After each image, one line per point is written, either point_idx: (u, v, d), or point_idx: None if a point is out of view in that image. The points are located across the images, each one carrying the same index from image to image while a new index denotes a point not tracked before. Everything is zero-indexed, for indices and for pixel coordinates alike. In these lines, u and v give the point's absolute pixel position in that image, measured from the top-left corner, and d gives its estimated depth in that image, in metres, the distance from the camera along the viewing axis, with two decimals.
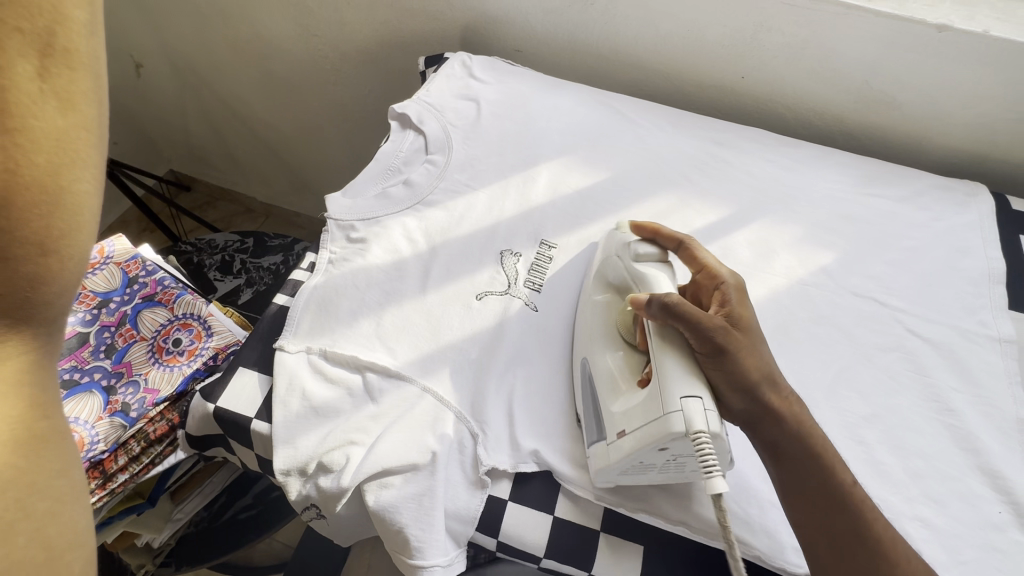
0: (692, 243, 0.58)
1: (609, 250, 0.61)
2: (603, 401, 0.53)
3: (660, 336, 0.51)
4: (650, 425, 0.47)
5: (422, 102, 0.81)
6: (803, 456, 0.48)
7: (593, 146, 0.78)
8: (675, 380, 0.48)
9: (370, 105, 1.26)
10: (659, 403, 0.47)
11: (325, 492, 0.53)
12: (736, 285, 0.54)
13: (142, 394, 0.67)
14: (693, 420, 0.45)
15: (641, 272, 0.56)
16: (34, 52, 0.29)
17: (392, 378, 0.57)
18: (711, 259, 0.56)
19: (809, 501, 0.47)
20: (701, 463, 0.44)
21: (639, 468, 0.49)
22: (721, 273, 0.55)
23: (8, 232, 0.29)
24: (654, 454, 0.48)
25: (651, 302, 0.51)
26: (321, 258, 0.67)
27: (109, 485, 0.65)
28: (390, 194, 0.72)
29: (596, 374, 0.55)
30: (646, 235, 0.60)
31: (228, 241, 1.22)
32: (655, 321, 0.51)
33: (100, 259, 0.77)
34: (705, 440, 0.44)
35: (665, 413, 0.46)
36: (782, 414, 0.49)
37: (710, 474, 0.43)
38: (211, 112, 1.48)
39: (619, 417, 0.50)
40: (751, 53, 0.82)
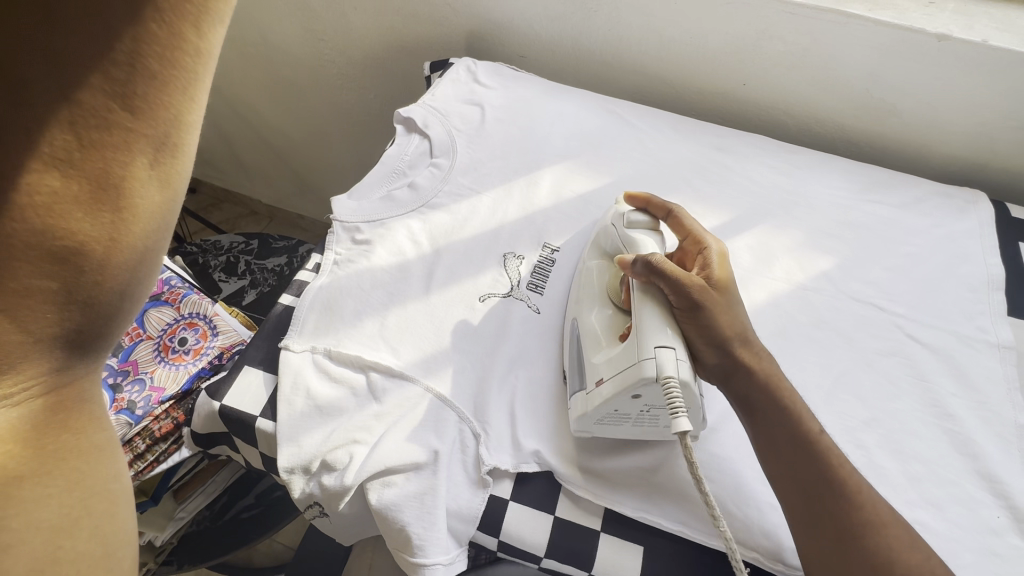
0: (680, 211, 0.59)
1: (605, 222, 0.63)
2: (587, 353, 0.55)
3: (642, 292, 0.53)
4: (626, 370, 0.50)
5: (427, 106, 0.82)
6: (772, 407, 0.49)
7: (595, 151, 0.79)
8: (649, 330, 0.50)
9: (376, 109, 1.27)
10: (636, 350, 0.50)
11: (328, 490, 0.54)
12: (719, 251, 0.55)
13: (148, 392, 0.69)
14: (665, 367, 0.47)
15: (632, 239, 0.58)
16: (151, 149, 0.31)
17: (395, 378, 0.58)
18: (699, 228, 0.58)
19: (770, 450, 0.49)
20: (668, 405, 0.46)
21: (615, 417, 0.52)
22: (707, 241, 0.56)
23: (96, 285, 0.32)
24: (628, 402, 0.50)
25: (636, 261, 0.54)
26: (326, 259, 0.68)
27: None
28: (395, 196, 0.73)
29: (582, 332, 0.57)
30: (639, 204, 0.62)
31: (234, 242, 1.23)
32: (638, 279, 0.54)
33: None
34: (673, 385, 0.47)
35: (640, 359, 0.49)
36: (753, 368, 0.50)
37: (676, 413, 0.45)
38: (218, 115, 1.50)
39: (601, 365, 0.52)
40: (753, 61, 0.83)
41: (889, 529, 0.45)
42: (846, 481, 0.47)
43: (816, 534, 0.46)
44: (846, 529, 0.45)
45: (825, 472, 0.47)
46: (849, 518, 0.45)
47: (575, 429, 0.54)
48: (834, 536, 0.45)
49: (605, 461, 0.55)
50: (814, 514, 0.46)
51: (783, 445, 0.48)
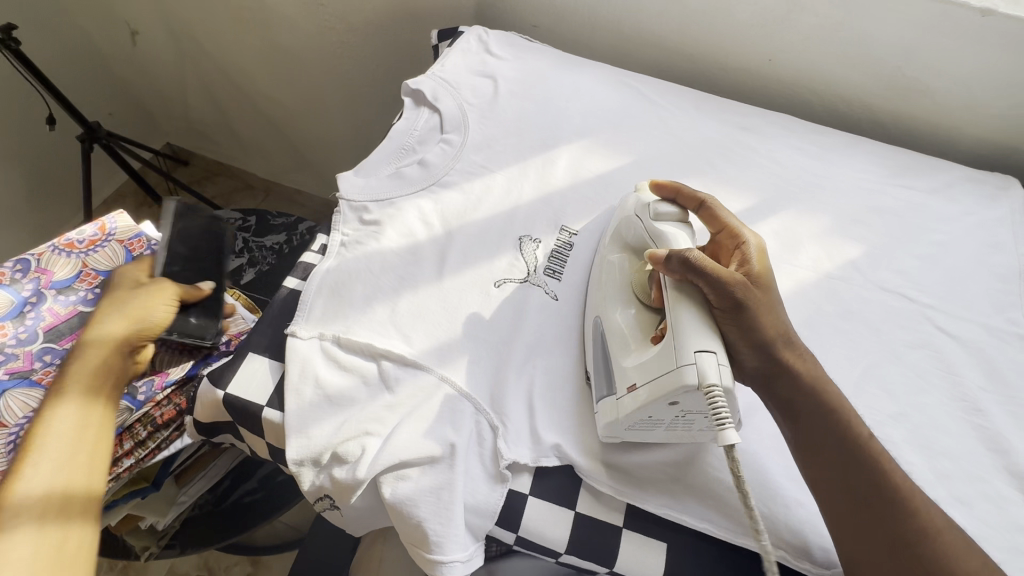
0: (714, 204, 0.57)
1: (627, 212, 0.60)
2: (616, 356, 0.54)
3: (678, 292, 0.51)
4: (662, 378, 0.48)
5: (437, 78, 0.77)
6: (816, 412, 0.48)
7: (614, 129, 0.75)
8: (690, 336, 0.48)
9: (378, 80, 1.21)
10: (675, 356, 0.48)
11: (340, 483, 0.52)
12: (757, 246, 0.53)
13: (149, 377, 0.66)
14: (707, 373, 0.46)
15: (666, 232, 0.56)
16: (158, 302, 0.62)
17: (407, 367, 0.56)
18: (734, 221, 0.56)
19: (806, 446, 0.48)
20: (713, 416, 0.45)
21: (648, 424, 0.50)
22: (744, 234, 0.54)
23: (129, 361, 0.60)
24: (664, 409, 0.49)
25: (669, 258, 0.51)
26: (333, 240, 0.64)
27: (114, 470, 0.63)
28: (404, 174, 0.69)
29: (609, 331, 0.55)
30: (669, 195, 0.60)
31: (230, 218, 1.19)
32: (672, 276, 0.52)
33: (101, 235, 0.74)
34: (721, 398, 0.45)
35: (679, 365, 0.47)
36: (795, 371, 0.49)
37: (722, 426, 0.44)
38: (210, 82, 1.44)
39: (631, 370, 0.51)
40: (781, 34, 0.78)
41: (944, 536, 0.43)
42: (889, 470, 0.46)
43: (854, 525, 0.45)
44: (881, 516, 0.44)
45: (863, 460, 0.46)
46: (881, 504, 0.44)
47: (604, 437, 0.52)
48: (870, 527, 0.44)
49: (624, 453, 0.53)
50: (850, 506, 0.45)
51: (827, 445, 0.47)
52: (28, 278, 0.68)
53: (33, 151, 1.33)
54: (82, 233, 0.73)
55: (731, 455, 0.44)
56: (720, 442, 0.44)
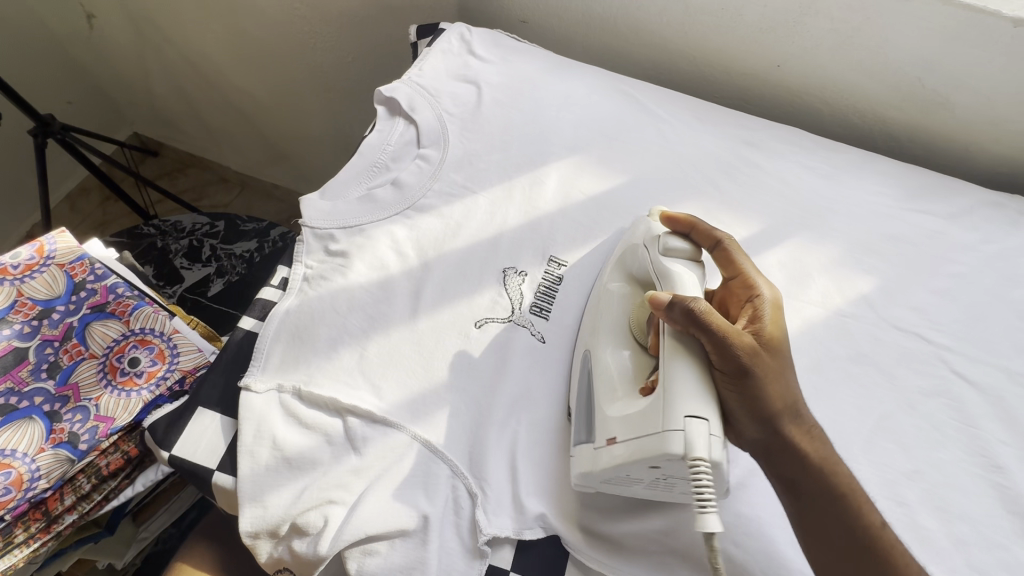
0: (731, 245, 0.51)
1: (635, 239, 0.55)
2: (600, 401, 0.48)
3: (676, 342, 0.45)
4: (645, 440, 0.43)
5: (413, 84, 0.70)
6: (821, 495, 0.44)
7: (608, 144, 0.69)
8: (682, 398, 0.42)
9: (356, 75, 1.13)
10: (662, 417, 0.42)
11: (300, 557, 0.47)
12: (772, 301, 0.48)
13: (93, 423, 0.60)
14: (695, 445, 0.41)
15: (676, 273, 0.50)
16: None
17: (375, 424, 0.50)
18: (751, 268, 0.50)
19: (803, 517, 0.44)
20: (696, 492, 0.40)
21: (625, 480, 0.46)
22: (761, 287, 0.48)
23: None
24: (643, 470, 0.44)
25: (673, 305, 0.45)
26: (295, 274, 0.58)
27: (54, 527, 0.59)
28: (376, 196, 0.62)
29: (597, 372, 0.51)
30: (681, 229, 0.53)
31: (197, 223, 1.11)
32: (673, 326, 0.46)
33: (39, 259, 0.67)
34: (707, 471, 0.40)
35: (664, 430, 0.42)
36: (800, 449, 0.44)
37: (704, 508, 0.40)
38: (176, 72, 1.34)
39: (614, 422, 0.46)
40: (792, 39, 0.72)
41: None
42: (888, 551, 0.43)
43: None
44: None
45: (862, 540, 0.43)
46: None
47: (575, 486, 0.48)
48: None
49: (614, 519, 0.48)
50: None
51: (835, 533, 0.43)
52: None
53: None
54: (17, 256, 0.66)
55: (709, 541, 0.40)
56: (699, 526, 0.40)
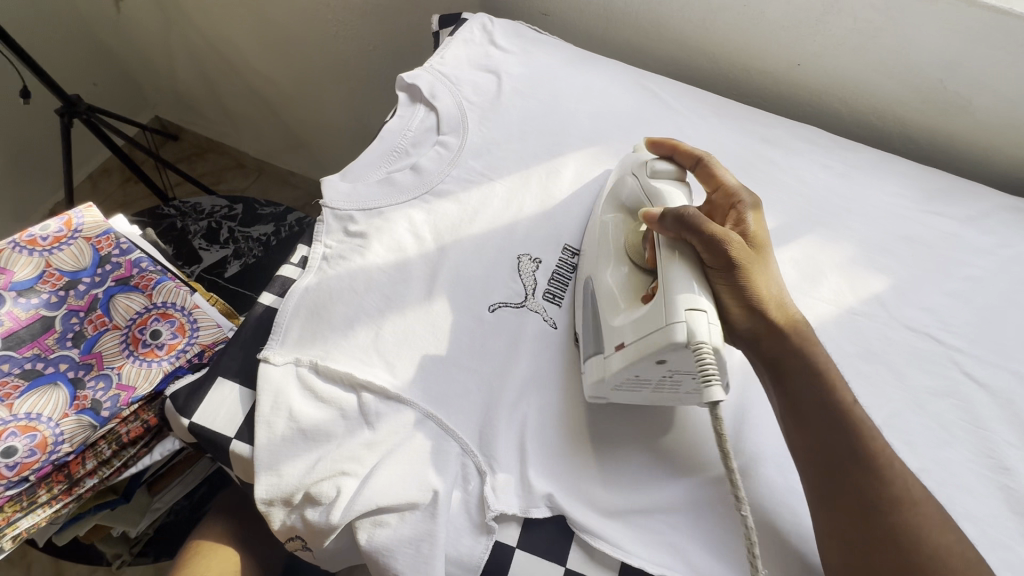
0: (711, 161, 0.54)
1: (624, 170, 0.58)
2: (604, 315, 0.51)
3: (671, 249, 0.49)
4: (648, 336, 0.45)
5: (435, 72, 0.71)
6: (803, 377, 0.47)
7: (625, 137, 0.69)
8: (679, 292, 0.45)
9: (376, 64, 1.14)
10: (663, 313, 0.45)
11: (313, 525, 0.48)
12: (753, 205, 0.51)
13: (115, 391, 0.61)
14: (697, 331, 0.43)
15: (664, 192, 0.53)
16: None
17: (389, 400, 0.51)
18: (731, 179, 0.54)
19: (792, 412, 0.48)
20: (700, 374, 0.43)
21: (634, 384, 0.48)
22: (741, 194, 0.52)
23: None
24: (650, 368, 0.46)
25: (666, 216, 0.48)
26: (314, 252, 0.59)
27: (76, 490, 0.61)
28: (395, 180, 0.63)
29: (598, 292, 0.53)
30: (665, 152, 0.56)
31: (215, 206, 1.13)
32: (666, 235, 0.49)
33: (67, 231, 0.69)
34: (709, 351, 0.43)
35: (667, 323, 0.44)
36: (784, 333, 0.48)
37: (709, 384, 0.42)
38: (200, 56, 1.36)
39: (619, 329, 0.49)
40: (813, 38, 0.72)
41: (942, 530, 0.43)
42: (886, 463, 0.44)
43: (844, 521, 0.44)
44: (870, 508, 0.43)
45: (859, 444, 0.45)
46: (868, 496, 0.43)
47: (590, 400, 0.51)
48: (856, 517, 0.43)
49: (620, 499, 0.49)
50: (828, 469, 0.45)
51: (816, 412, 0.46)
52: None
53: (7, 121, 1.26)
54: (46, 228, 0.68)
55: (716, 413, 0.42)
56: (704, 399, 0.42)
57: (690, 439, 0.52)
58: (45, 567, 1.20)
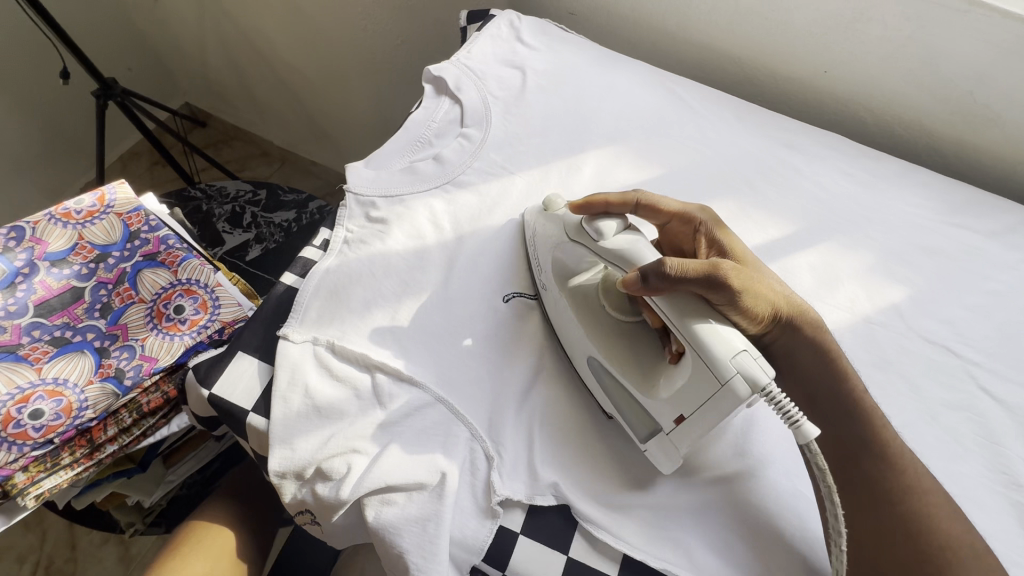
0: (646, 197, 0.53)
1: (563, 237, 0.55)
2: (644, 393, 0.49)
3: (671, 305, 0.46)
4: (709, 403, 0.44)
5: (461, 66, 0.72)
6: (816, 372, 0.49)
7: (647, 137, 0.70)
8: (716, 347, 0.43)
9: (403, 58, 1.16)
10: (711, 374, 0.43)
11: (322, 500, 0.49)
12: (712, 222, 0.52)
13: (138, 362, 0.63)
14: (754, 376, 0.42)
15: (615, 244, 0.50)
16: None
17: (403, 383, 0.52)
18: (673, 204, 0.53)
19: (804, 401, 0.50)
20: (783, 415, 0.42)
21: (708, 444, 0.47)
22: (695, 216, 0.53)
23: None
24: (722, 426, 0.45)
25: (647, 277, 0.46)
26: (336, 236, 0.60)
27: (96, 455, 0.62)
28: (417, 169, 0.64)
29: (618, 364, 0.51)
30: (595, 211, 0.53)
31: (240, 190, 1.16)
32: (658, 295, 0.46)
33: (100, 207, 0.71)
34: (777, 392, 0.42)
35: (724, 384, 0.42)
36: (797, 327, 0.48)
37: (796, 423, 0.41)
38: (231, 45, 1.40)
39: (670, 402, 0.47)
40: (841, 44, 0.71)
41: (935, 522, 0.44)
42: (897, 455, 0.46)
43: (858, 512, 0.46)
44: (880, 497, 0.45)
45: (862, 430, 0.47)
46: (877, 483, 0.46)
47: (670, 472, 0.50)
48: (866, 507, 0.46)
49: (625, 491, 0.50)
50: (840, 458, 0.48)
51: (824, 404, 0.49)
52: (23, 247, 0.67)
53: (45, 101, 1.31)
54: (80, 203, 0.71)
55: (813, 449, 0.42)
56: (802, 438, 0.41)
57: (697, 435, 0.52)
58: (61, 532, 1.24)
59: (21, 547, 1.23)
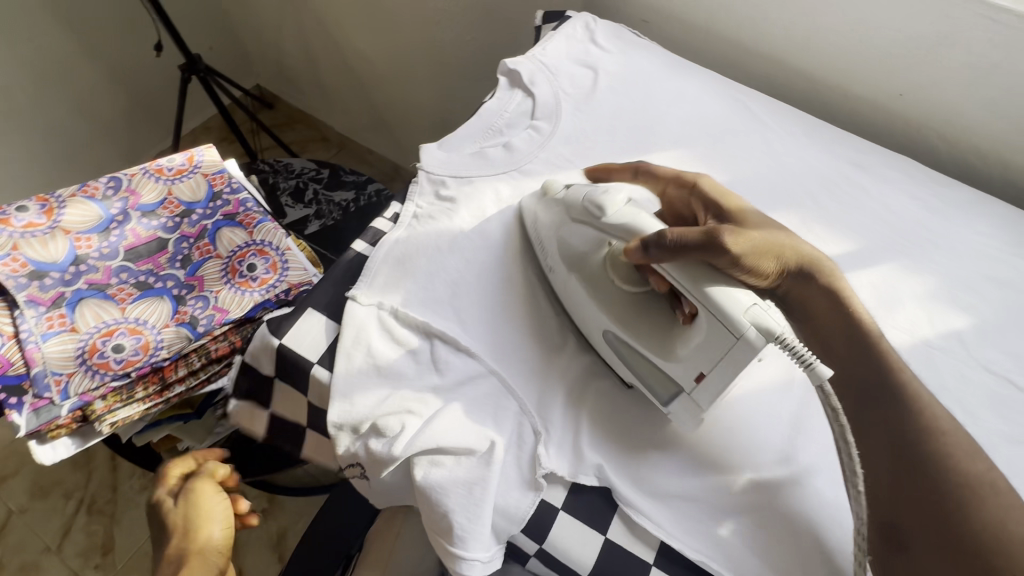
0: (643, 163, 0.60)
1: (562, 219, 0.59)
2: (658, 355, 0.52)
3: (681, 271, 0.49)
4: (727, 357, 0.47)
5: (537, 61, 0.75)
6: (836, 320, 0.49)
7: (712, 144, 0.71)
8: (729, 303, 0.46)
9: (471, 54, 1.20)
10: (726, 331, 0.46)
11: (373, 455, 0.51)
12: (711, 185, 0.56)
13: (211, 312, 0.68)
14: (767, 325, 0.45)
15: (616, 217, 0.55)
16: None
17: (460, 352, 0.54)
18: (669, 172, 0.59)
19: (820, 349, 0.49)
20: (796, 359, 0.44)
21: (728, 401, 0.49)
22: (691, 181, 0.57)
23: None
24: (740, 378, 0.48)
25: (648, 248, 0.50)
26: (406, 210, 0.63)
27: (165, 394, 0.67)
28: (487, 155, 0.67)
29: (631, 332, 0.54)
30: (602, 175, 0.63)
31: (305, 168, 1.21)
32: (663, 262, 0.50)
33: (189, 166, 0.77)
34: (790, 338, 0.44)
35: (739, 338, 0.45)
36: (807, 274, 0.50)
37: (810, 364, 0.44)
38: (308, 32, 1.47)
39: (689, 360, 0.50)
40: (920, 67, 0.71)
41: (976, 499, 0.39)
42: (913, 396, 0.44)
43: (870, 451, 0.44)
44: (893, 431, 0.43)
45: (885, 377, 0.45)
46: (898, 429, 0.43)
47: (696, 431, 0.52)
48: (886, 447, 0.43)
49: (669, 481, 0.50)
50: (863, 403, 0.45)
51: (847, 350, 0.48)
52: (118, 196, 0.72)
53: (134, 71, 1.41)
54: (172, 161, 0.76)
55: (826, 390, 0.44)
56: (818, 380, 0.43)
57: (750, 435, 0.52)
58: (105, 475, 1.31)
59: (68, 484, 1.30)
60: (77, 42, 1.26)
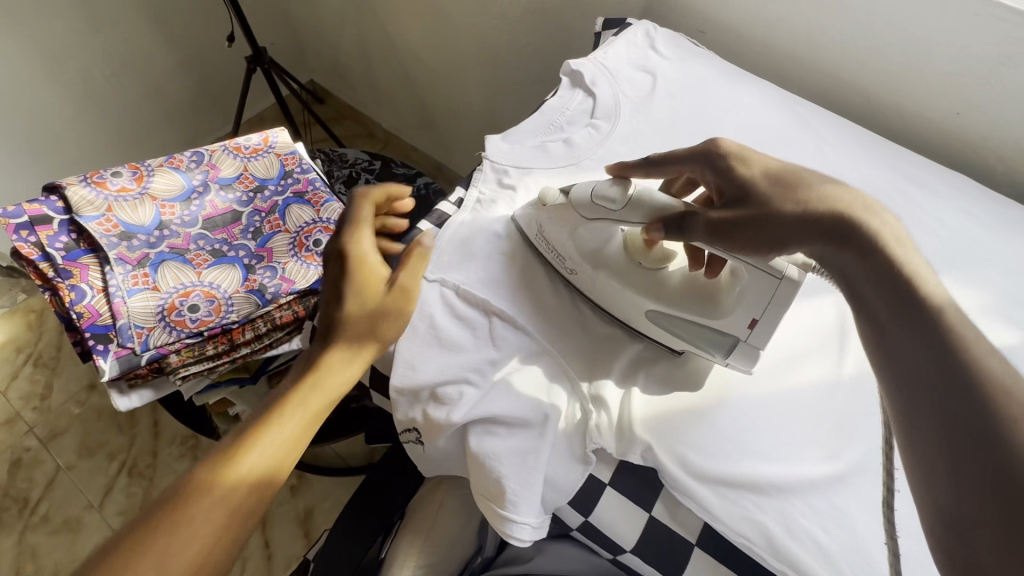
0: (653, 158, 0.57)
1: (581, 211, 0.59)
2: (706, 317, 0.54)
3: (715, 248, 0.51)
4: (769, 297, 0.51)
5: (598, 64, 0.78)
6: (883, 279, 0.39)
7: (766, 151, 0.73)
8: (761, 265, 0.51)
9: (524, 58, 1.23)
10: (771, 277, 0.51)
11: (432, 420, 0.54)
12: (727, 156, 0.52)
13: (278, 281, 0.72)
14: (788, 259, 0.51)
15: (626, 211, 0.56)
16: None
17: (516, 330, 0.57)
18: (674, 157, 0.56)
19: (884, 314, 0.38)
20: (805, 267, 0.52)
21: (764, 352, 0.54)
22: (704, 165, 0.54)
23: None
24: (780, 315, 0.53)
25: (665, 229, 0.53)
26: (469, 195, 0.67)
27: (232, 354, 0.72)
28: (549, 149, 0.70)
29: (670, 306, 0.56)
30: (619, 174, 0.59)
31: (358, 158, 1.26)
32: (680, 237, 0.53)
33: (264, 146, 0.82)
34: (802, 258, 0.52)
35: (783, 278, 0.50)
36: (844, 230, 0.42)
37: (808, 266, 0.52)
38: (366, 32, 1.53)
39: (738, 316, 0.53)
40: (983, 87, 0.71)
41: None
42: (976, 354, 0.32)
43: (907, 423, 0.34)
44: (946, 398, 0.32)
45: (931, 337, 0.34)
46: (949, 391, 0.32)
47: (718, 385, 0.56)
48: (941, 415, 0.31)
49: (714, 467, 0.51)
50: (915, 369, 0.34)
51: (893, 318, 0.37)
52: (200, 169, 0.77)
53: (203, 59, 1.49)
54: (249, 140, 0.81)
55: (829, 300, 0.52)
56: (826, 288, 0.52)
57: (797, 428, 0.53)
58: (147, 439, 1.36)
59: (113, 446, 1.35)
60: (156, 29, 1.34)
